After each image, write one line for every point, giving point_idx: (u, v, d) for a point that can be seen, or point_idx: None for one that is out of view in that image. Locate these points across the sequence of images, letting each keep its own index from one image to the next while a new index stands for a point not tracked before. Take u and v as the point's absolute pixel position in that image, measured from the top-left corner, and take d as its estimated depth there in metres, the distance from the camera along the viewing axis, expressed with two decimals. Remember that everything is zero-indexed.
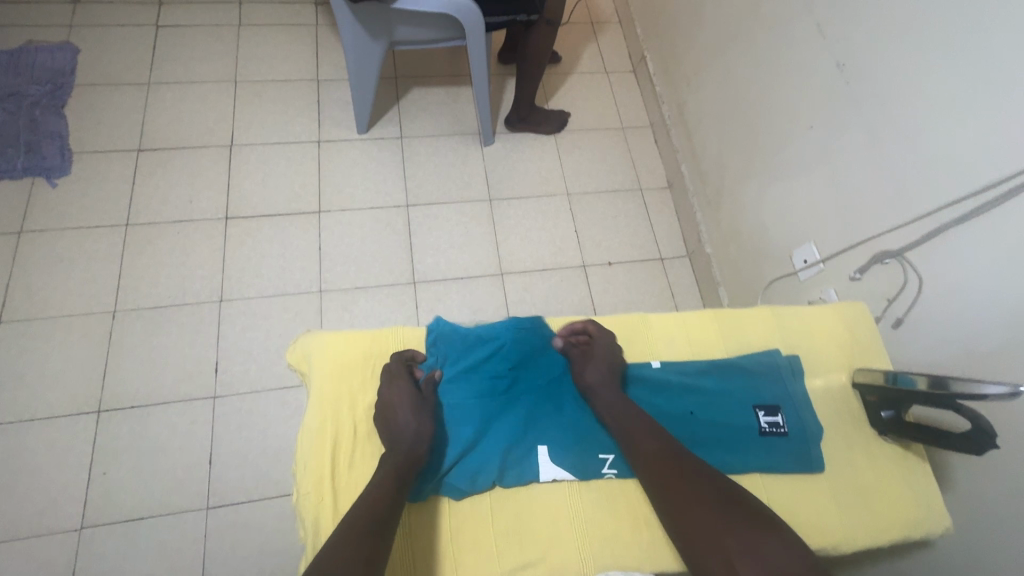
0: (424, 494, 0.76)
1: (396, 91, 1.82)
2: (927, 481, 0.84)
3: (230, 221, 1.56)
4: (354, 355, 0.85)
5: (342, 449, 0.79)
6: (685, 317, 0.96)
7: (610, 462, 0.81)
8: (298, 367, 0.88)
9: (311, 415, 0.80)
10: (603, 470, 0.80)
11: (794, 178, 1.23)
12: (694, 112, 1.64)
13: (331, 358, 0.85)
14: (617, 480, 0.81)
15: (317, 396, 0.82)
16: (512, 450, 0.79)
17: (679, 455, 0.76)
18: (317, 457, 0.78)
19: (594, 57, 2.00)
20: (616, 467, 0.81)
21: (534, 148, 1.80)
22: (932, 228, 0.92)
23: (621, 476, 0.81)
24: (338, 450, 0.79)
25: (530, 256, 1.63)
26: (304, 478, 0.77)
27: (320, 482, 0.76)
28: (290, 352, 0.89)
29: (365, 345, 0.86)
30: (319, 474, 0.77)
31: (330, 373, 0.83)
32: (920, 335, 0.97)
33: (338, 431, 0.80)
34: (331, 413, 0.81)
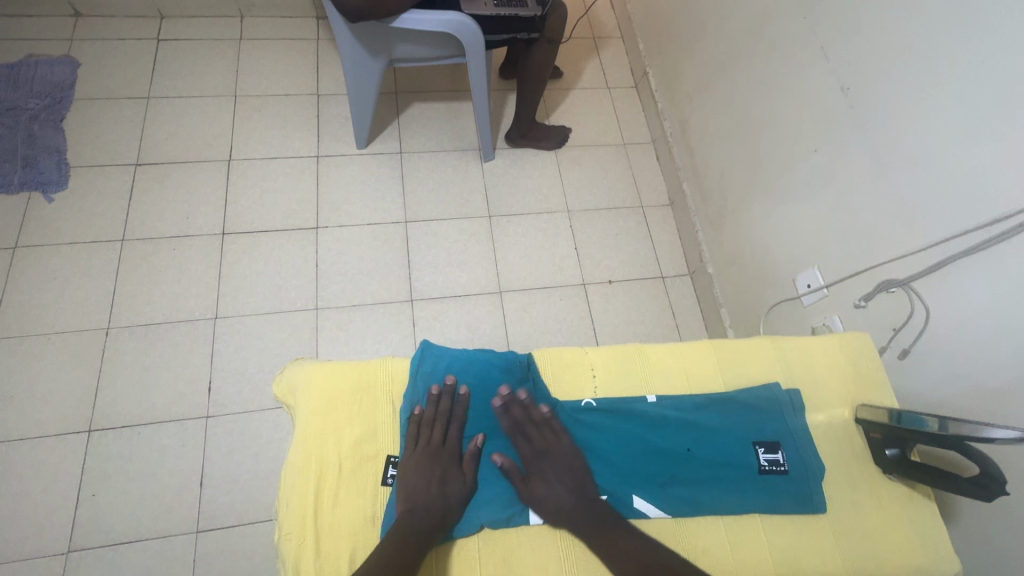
0: None
1: (396, 106, 1.81)
2: (933, 523, 0.81)
3: (227, 237, 1.54)
4: (340, 387, 0.83)
5: (326, 487, 0.77)
6: (682, 348, 0.94)
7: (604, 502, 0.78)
8: (286, 399, 0.87)
9: (296, 450, 0.79)
10: None
11: (797, 201, 1.21)
12: (696, 130, 1.62)
13: (316, 390, 0.83)
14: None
15: (302, 432, 0.80)
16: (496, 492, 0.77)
17: None
18: (300, 496, 0.76)
19: (596, 72, 1.99)
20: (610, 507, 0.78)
21: (534, 164, 1.79)
22: (940, 259, 0.89)
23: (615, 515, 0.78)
24: (322, 488, 0.77)
25: (530, 274, 1.61)
26: (287, 516, 0.75)
27: (303, 522, 0.74)
28: (278, 384, 0.87)
29: (352, 376, 0.85)
30: (302, 513, 0.75)
31: (316, 406, 0.81)
32: (926, 369, 0.94)
33: (322, 468, 0.78)
34: (315, 448, 0.79)
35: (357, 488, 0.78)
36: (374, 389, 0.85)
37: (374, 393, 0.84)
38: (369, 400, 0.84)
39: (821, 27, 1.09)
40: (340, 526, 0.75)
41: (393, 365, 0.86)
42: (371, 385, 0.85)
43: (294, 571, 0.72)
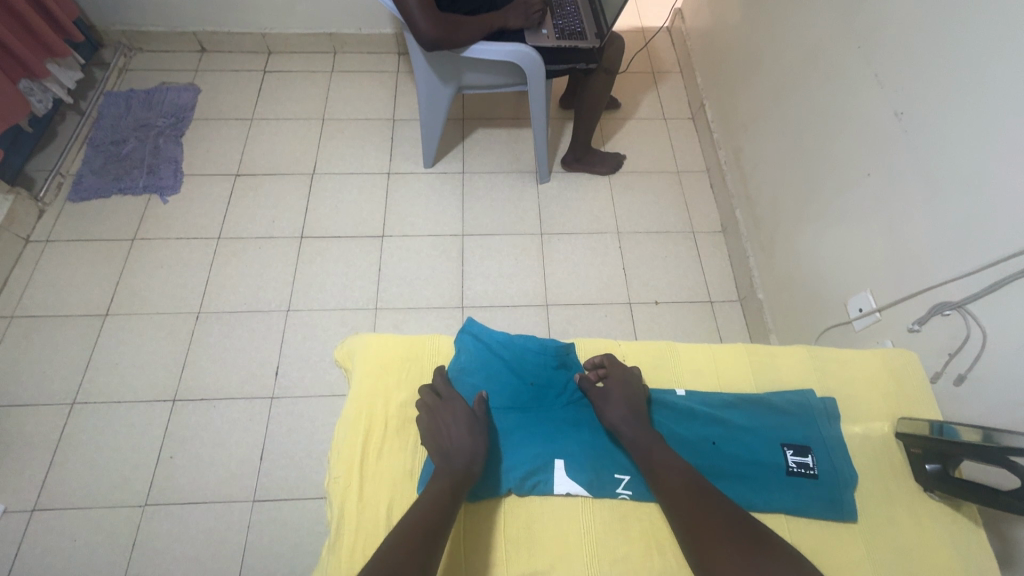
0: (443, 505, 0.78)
1: (462, 131, 1.97)
2: (982, 549, 0.76)
3: (305, 240, 1.73)
4: (392, 355, 0.92)
5: (372, 442, 0.84)
6: (715, 349, 0.95)
7: (626, 483, 0.80)
8: (344, 364, 0.96)
9: (349, 405, 0.87)
10: (618, 490, 0.80)
11: (850, 224, 1.20)
12: (750, 157, 1.65)
13: (371, 355, 0.91)
14: (631, 503, 0.81)
15: (355, 393, 0.88)
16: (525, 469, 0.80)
17: (703, 487, 0.73)
18: (349, 448, 0.83)
19: (653, 104, 2.07)
20: (631, 488, 0.80)
21: (588, 187, 1.87)
22: (995, 279, 0.87)
23: (635, 498, 0.80)
24: (368, 443, 0.83)
25: (577, 290, 1.67)
26: (337, 462, 0.82)
27: (349, 469, 0.81)
28: (339, 350, 0.97)
29: (403, 347, 0.93)
30: (350, 460, 0.81)
31: (370, 369, 0.90)
32: (985, 394, 0.89)
33: (370, 425, 0.85)
34: (367, 405, 0.87)
35: (400, 444, 0.84)
36: (420, 360, 0.93)
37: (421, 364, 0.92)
38: (416, 367, 0.92)
39: (875, 55, 1.11)
40: (383, 476, 0.81)
41: (439, 341, 0.95)
42: (418, 357, 0.93)
43: (338, 511, 0.77)
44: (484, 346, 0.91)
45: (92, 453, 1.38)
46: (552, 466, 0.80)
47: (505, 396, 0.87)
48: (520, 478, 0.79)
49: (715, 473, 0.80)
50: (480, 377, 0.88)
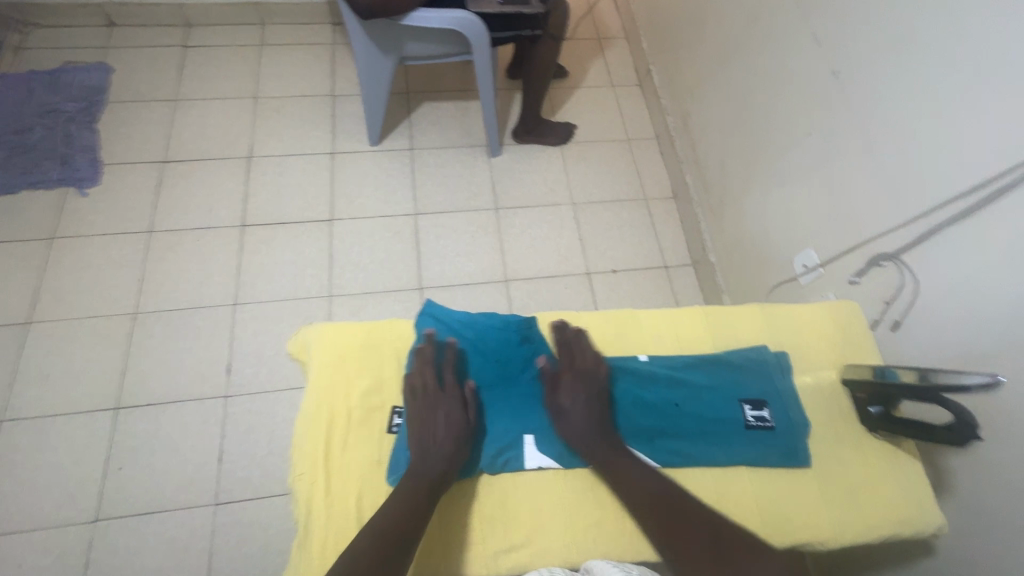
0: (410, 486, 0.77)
1: (407, 105, 1.89)
2: (920, 480, 0.83)
3: (247, 229, 1.63)
4: (348, 344, 0.87)
5: (335, 436, 0.80)
6: (672, 314, 0.97)
7: None
8: (299, 357, 0.92)
9: (308, 400, 0.83)
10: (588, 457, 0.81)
11: (793, 183, 1.24)
12: (697, 122, 1.67)
13: (326, 346, 0.87)
14: None
15: (314, 386, 0.84)
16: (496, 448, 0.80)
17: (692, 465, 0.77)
18: (312, 442, 0.80)
19: (600, 71, 2.05)
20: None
21: (540, 159, 1.85)
22: (927, 229, 0.92)
23: None
24: (331, 436, 0.80)
25: (535, 264, 1.67)
26: (300, 460, 0.79)
27: (313, 467, 0.78)
28: (294, 343, 0.92)
29: (359, 334, 0.88)
30: (313, 458, 0.79)
31: (326, 361, 0.86)
32: (917, 338, 0.95)
33: (332, 418, 0.81)
34: (326, 398, 0.83)
35: (365, 435, 0.81)
36: (379, 346, 0.88)
37: (380, 350, 0.88)
38: (376, 354, 0.87)
39: (813, 14, 1.13)
40: (350, 470, 0.79)
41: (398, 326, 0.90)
42: (377, 343, 0.89)
43: (305, 510, 0.76)
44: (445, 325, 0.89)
45: (28, 472, 1.28)
46: (522, 442, 0.81)
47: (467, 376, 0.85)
48: (491, 456, 0.79)
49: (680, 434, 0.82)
50: (440, 359, 0.86)
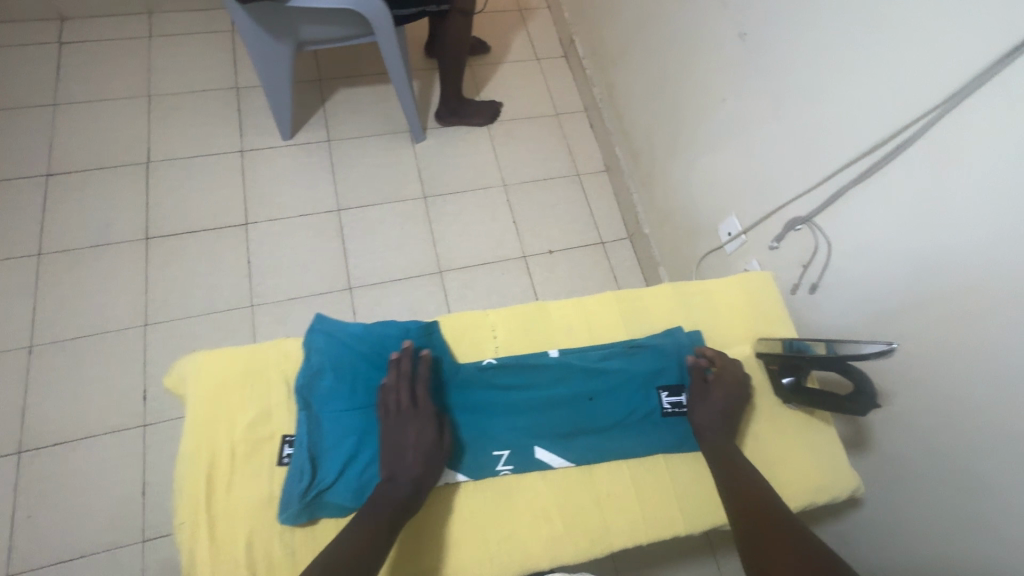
0: (305, 519, 0.73)
1: (321, 93, 1.77)
2: (830, 447, 0.85)
3: (152, 241, 1.50)
4: (231, 373, 0.81)
5: (219, 475, 0.75)
6: (583, 302, 0.94)
7: (506, 458, 0.81)
8: (176, 389, 0.84)
9: (187, 440, 0.77)
10: (498, 467, 0.80)
11: (713, 151, 1.23)
12: (622, 92, 1.63)
13: (206, 378, 0.80)
14: (512, 477, 0.81)
15: (192, 423, 0.77)
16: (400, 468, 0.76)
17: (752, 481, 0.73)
18: (194, 486, 0.75)
19: (524, 44, 1.98)
20: (511, 462, 0.81)
21: (467, 142, 1.78)
22: (833, 192, 0.92)
23: (517, 471, 0.81)
24: (214, 477, 0.75)
25: (469, 252, 1.61)
26: (181, 506, 0.74)
27: (197, 512, 0.73)
28: (168, 375, 0.83)
29: (243, 360, 0.82)
30: (195, 503, 0.73)
31: (206, 394, 0.79)
32: (832, 302, 0.96)
33: (214, 456, 0.76)
34: (208, 436, 0.77)
35: (255, 470, 0.77)
36: (268, 371, 0.82)
37: (268, 376, 0.82)
38: (261, 381, 0.81)
39: None
40: (240, 510, 0.74)
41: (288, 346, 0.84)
42: (265, 368, 0.82)
43: (190, 559, 0.71)
44: (340, 338, 0.81)
45: None
46: None
47: (364, 391, 0.79)
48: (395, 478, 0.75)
49: (596, 430, 0.83)
50: (331, 376, 0.79)
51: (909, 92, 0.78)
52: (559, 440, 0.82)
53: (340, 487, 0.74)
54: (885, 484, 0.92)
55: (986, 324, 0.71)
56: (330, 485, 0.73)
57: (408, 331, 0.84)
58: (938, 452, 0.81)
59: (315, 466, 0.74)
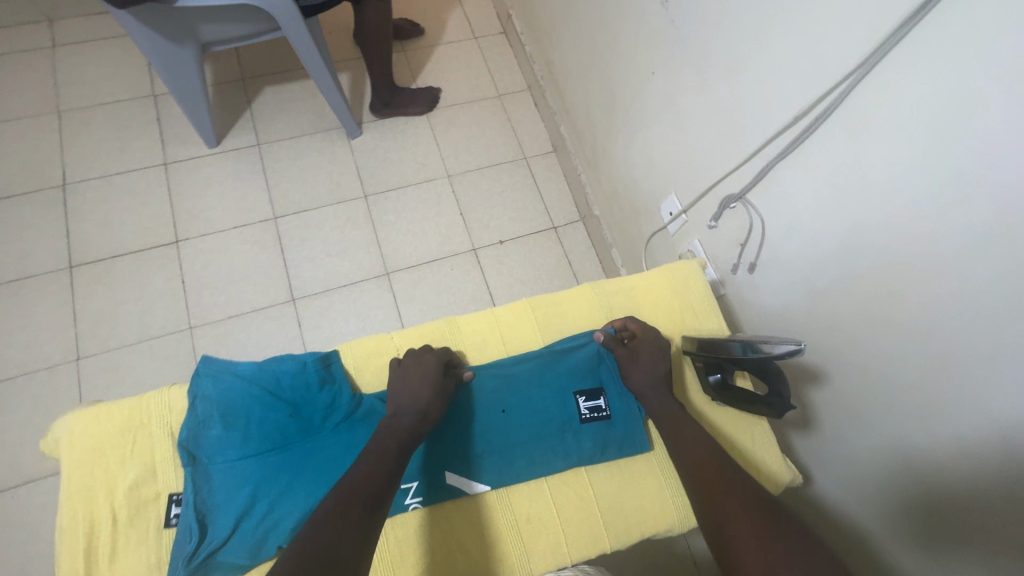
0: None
1: (246, 94, 1.67)
2: (764, 439, 0.87)
3: (77, 269, 1.42)
4: (107, 435, 0.78)
5: (100, 544, 0.73)
6: (497, 314, 0.93)
7: (415, 490, 0.78)
8: (55, 454, 0.81)
9: (62, 511, 0.74)
10: (406, 501, 0.78)
11: (648, 128, 1.18)
12: (561, 68, 1.56)
13: (79, 442, 0.77)
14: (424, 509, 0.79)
15: (67, 493, 0.75)
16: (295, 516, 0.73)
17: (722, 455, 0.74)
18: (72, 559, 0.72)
19: (460, 22, 1.88)
20: (420, 495, 0.78)
21: (406, 133, 1.70)
22: (761, 166, 0.89)
23: (428, 503, 0.78)
24: (95, 546, 0.73)
25: (416, 249, 1.55)
26: None
27: None
28: (45, 440, 0.80)
29: (120, 419, 0.78)
30: None
31: (81, 460, 0.76)
32: (769, 280, 0.94)
33: (94, 522, 0.74)
34: (85, 505, 0.74)
35: (140, 535, 0.75)
36: (149, 426, 0.79)
37: (150, 432, 0.79)
38: (143, 438, 0.79)
39: None
40: None
41: (169, 397, 0.80)
42: (146, 424, 0.79)
43: None
44: (228, 381, 0.79)
45: None
46: None
47: (254, 438, 0.76)
48: (291, 528, 0.72)
49: (513, 446, 0.82)
50: (219, 425, 0.76)
51: (822, 57, 0.75)
52: (474, 460, 0.81)
53: (232, 544, 0.71)
54: (829, 461, 0.91)
55: (914, 292, 0.70)
56: (222, 541, 0.71)
57: (303, 365, 0.81)
58: (875, 427, 0.80)
59: (205, 525, 0.72)
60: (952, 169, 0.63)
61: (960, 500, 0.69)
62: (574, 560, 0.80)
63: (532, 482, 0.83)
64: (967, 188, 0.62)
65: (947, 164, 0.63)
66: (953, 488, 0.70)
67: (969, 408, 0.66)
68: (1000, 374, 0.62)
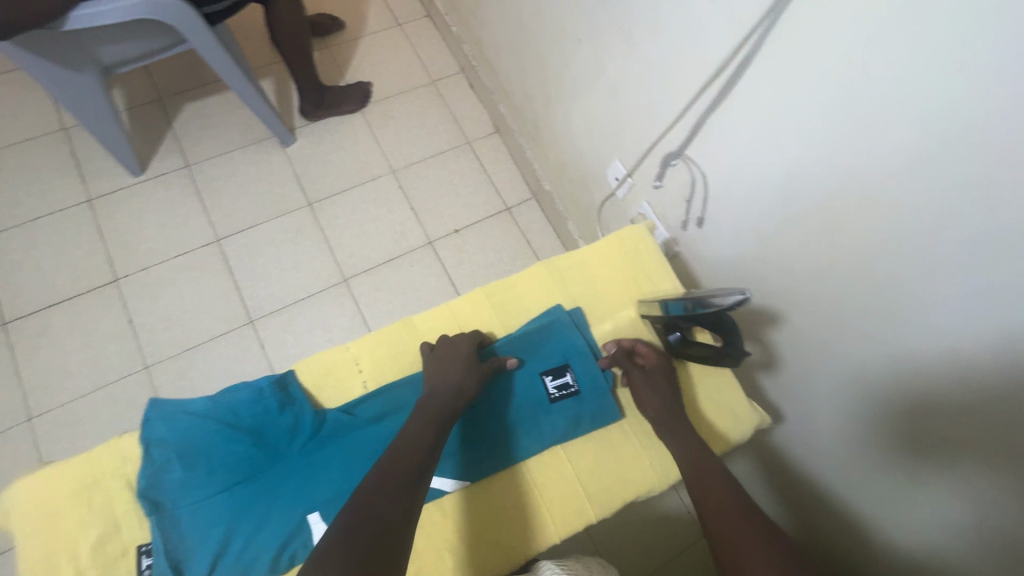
0: None
1: (165, 114, 1.58)
2: (727, 387, 0.91)
3: (12, 326, 1.33)
4: (60, 495, 0.75)
5: None
6: (453, 306, 0.92)
7: None
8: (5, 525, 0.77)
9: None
10: None
11: (583, 95, 1.17)
12: (490, 46, 1.53)
13: (33, 508, 0.74)
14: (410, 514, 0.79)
15: (28, 562, 0.72)
16: (274, 543, 0.71)
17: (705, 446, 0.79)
18: None
19: (381, 10, 1.81)
20: None
21: (343, 133, 1.64)
22: (694, 122, 0.90)
23: None
24: None
25: (372, 251, 1.52)
26: None
27: None
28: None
29: (71, 477, 0.76)
30: None
31: (37, 526, 0.73)
32: (718, 232, 0.96)
33: None
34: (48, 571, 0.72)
35: None
36: (104, 479, 0.76)
37: (107, 484, 0.76)
38: (99, 493, 0.76)
39: None
40: None
41: (122, 446, 0.78)
42: (100, 477, 0.77)
43: None
44: (180, 420, 0.76)
45: None
46: (307, 524, 0.73)
47: (219, 473, 0.74)
48: (273, 556, 0.71)
49: (487, 437, 0.83)
50: (178, 467, 0.74)
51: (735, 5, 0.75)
52: (450, 457, 0.81)
53: None
54: (797, 396, 0.94)
55: (853, 227, 0.72)
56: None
57: (261, 391, 0.79)
58: (832, 358, 0.84)
59: (180, 567, 0.71)
60: (880, 103, 0.64)
61: (917, 413, 0.73)
62: (566, 537, 0.81)
63: (512, 469, 0.83)
64: (894, 122, 0.63)
65: (875, 99, 0.65)
66: (908, 403, 0.74)
67: (915, 328, 0.70)
68: (942, 295, 0.65)
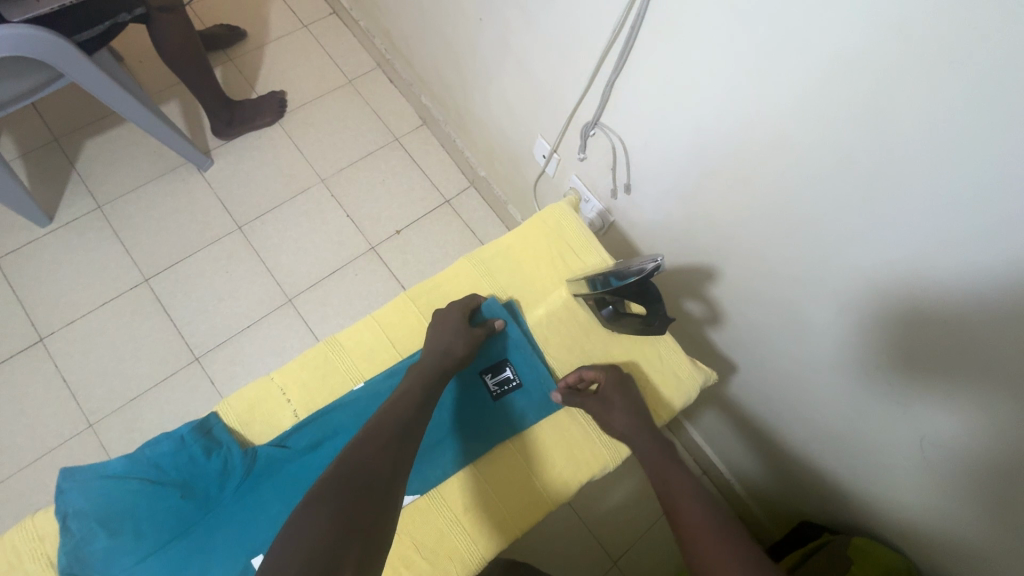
0: None
1: (65, 155, 1.47)
2: (669, 350, 0.92)
3: None
4: None
5: None
6: (379, 316, 0.90)
7: None
8: None
9: None
10: None
11: (496, 76, 1.14)
12: (400, 37, 1.47)
13: None
14: None
15: None
16: None
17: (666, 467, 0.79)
18: None
19: (284, 13, 1.72)
20: None
21: (263, 147, 1.56)
22: (602, 88, 0.88)
23: None
24: None
25: (313, 265, 1.46)
26: None
27: None
28: None
29: None
30: None
31: None
32: (645, 197, 0.95)
33: None
34: None
35: None
36: (23, 562, 0.74)
37: (24, 567, 0.73)
38: None
39: None
40: None
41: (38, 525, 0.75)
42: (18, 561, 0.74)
43: None
44: (99, 486, 0.74)
45: None
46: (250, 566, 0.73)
47: (148, 533, 0.73)
48: None
49: (430, 444, 0.82)
50: (103, 535, 0.72)
51: None
52: None
53: None
54: (745, 345, 0.96)
55: (766, 173, 0.73)
56: None
57: (181, 440, 0.77)
58: (770, 302, 0.85)
59: None
60: (794, 33, 0.60)
61: (859, 339, 0.76)
62: (528, 522, 0.82)
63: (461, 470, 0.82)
64: (807, 52, 0.60)
65: (789, 29, 0.60)
66: (848, 332, 0.77)
67: (840, 261, 0.71)
68: (907, 213, 0.60)
